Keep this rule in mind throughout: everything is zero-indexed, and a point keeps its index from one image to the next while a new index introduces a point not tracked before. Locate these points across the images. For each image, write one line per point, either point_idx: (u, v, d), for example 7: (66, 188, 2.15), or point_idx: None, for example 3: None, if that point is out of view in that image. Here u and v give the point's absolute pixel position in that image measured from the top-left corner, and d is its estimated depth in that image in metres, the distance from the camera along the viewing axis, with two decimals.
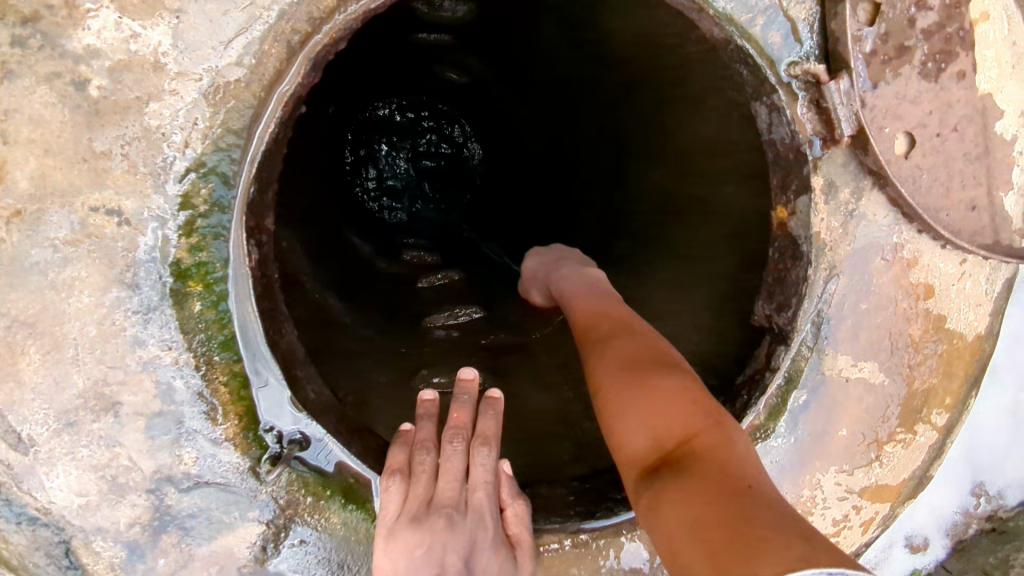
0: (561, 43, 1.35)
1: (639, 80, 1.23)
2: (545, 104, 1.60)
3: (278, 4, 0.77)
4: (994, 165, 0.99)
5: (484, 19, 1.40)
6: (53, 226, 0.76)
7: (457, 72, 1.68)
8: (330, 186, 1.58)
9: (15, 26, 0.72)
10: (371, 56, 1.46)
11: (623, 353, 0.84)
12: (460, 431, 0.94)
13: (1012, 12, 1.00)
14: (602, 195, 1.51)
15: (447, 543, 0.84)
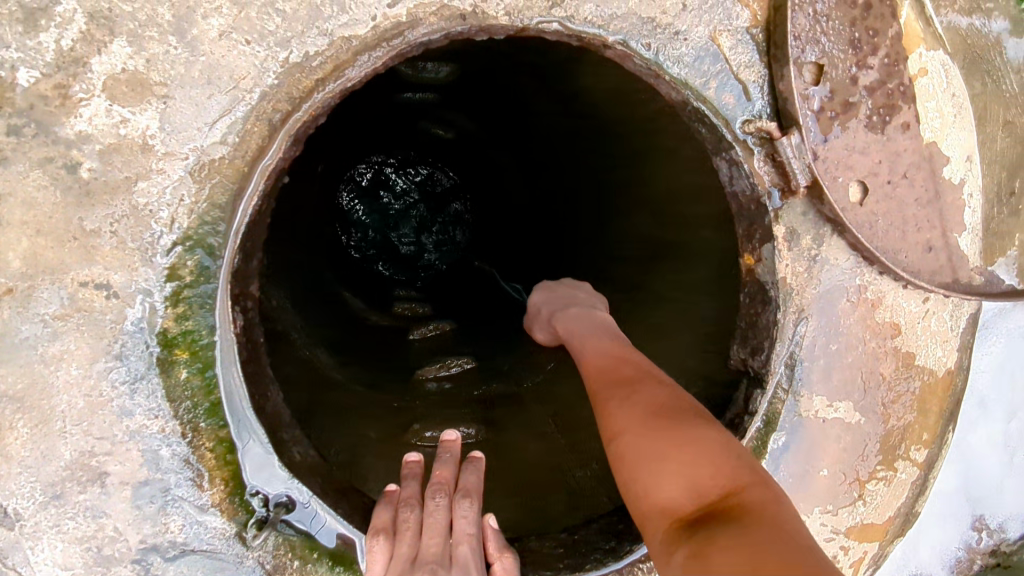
0: (542, 99, 1.43)
1: (615, 132, 1.28)
2: (529, 156, 1.67)
3: (259, 87, 0.82)
4: (946, 208, 1.05)
5: (469, 78, 1.46)
6: (43, 302, 0.79)
7: (443, 128, 1.75)
8: (321, 243, 1.61)
9: (11, 116, 0.76)
10: (360, 113, 1.51)
11: (647, 397, 0.81)
12: (444, 485, 0.97)
13: (948, 66, 1.07)
14: (586, 245, 1.54)
15: None
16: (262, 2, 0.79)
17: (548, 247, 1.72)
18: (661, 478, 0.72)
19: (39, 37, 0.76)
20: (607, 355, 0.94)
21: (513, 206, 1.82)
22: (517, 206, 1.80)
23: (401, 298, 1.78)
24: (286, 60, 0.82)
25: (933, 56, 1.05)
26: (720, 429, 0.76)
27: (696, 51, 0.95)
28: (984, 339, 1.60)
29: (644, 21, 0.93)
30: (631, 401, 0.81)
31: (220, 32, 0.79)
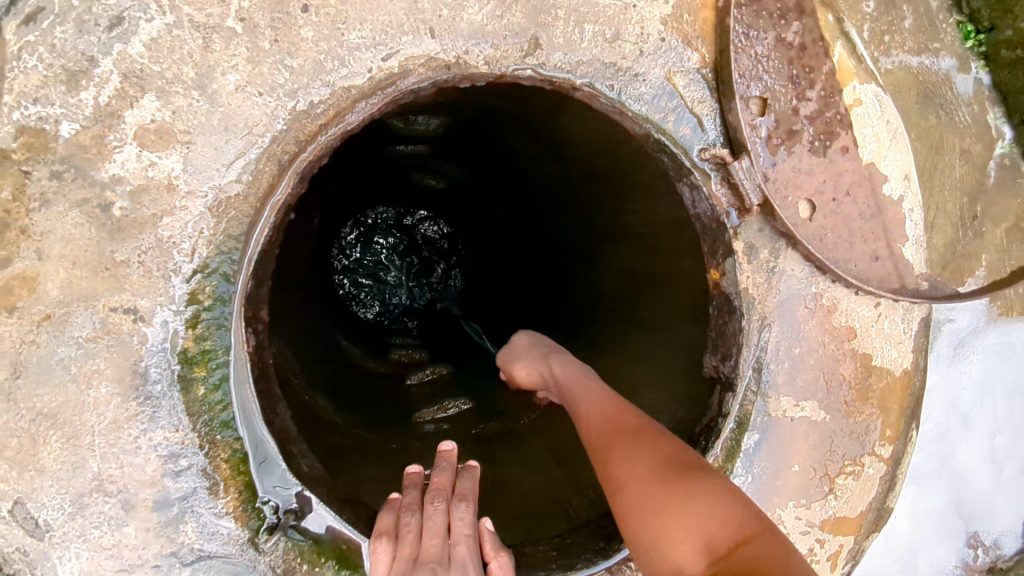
0: (527, 147, 1.54)
1: (593, 174, 1.35)
2: (520, 203, 1.79)
3: (270, 132, 0.93)
4: (888, 221, 1.16)
5: (457, 128, 1.55)
6: (78, 326, 0.88)
7: (434, 178, 1.85)
8: (320, 295, 1.69)
9: (53, 163, 0.87)
10: (352, 166, 1.61)
11: (650, 447, 0.86)
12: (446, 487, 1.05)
13: (881, 96, 1.19)
14: (577, 282, 1.61)
15: None
16: (273, 60, 0.92)
17: (540, 286, 1.81)
18: (673, 532, 0.76)
19: (81, 95, 0.87)
20: (605, 405, 0.99)
21: (506, 249, 1.93)
22: (508, 249, 1.92)
23: (398, 345, 1.86)
24: (295, 108, 0.93)
25: (866, 88, 1.17)
26: (727, 481, 0.82)
27: (654, 89, 1.07)
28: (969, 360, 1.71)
29: (607, 66, 1.05)
30: (638, 454, 0.85)
31: (236, 86, 0.91)
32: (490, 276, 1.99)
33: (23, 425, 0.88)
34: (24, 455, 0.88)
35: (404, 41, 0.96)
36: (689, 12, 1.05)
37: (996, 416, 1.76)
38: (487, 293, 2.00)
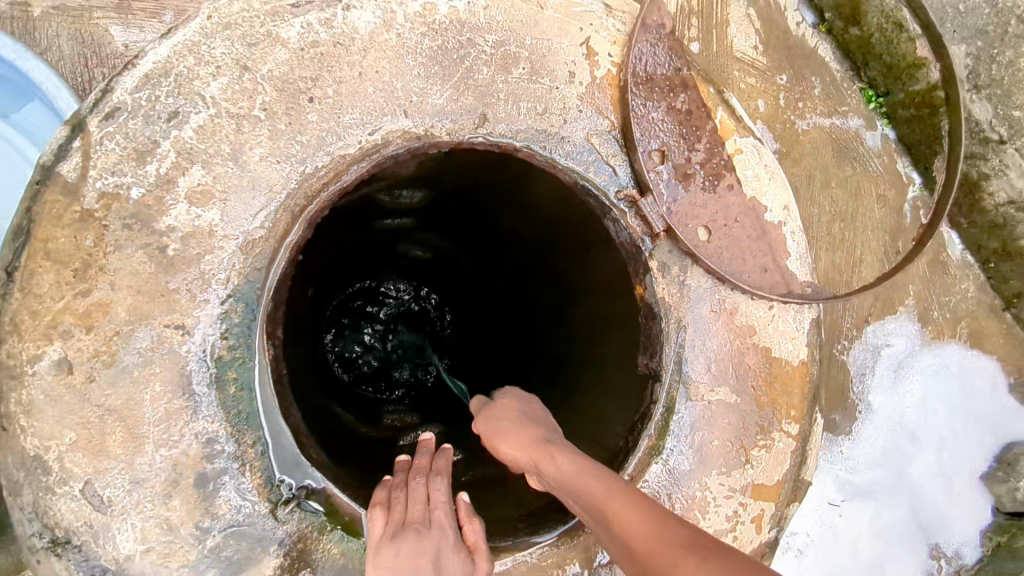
0: (508, 217, 1.67)
1: (558, 232, 1.56)
2: (503, 269, 1.90)
3: (286, 189, 1.24)
4: (773, 240, 1.47)
5: (438, 202, 1.70)
6: (140, 339, 1.16)
7: (421, 249, 2.01)
8: (314, 365, 1.80)
9: (125, 217, 1.17)
10: (345, 241, 1.74)
11: (734, 561, 0.86)
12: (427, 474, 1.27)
13: (760, 146, 1.52)
14: (551, 336, 1.77)
15: (420, 539, 1.03)
16: (288, 136, 1.24)
17: (520, 344, 1.96)
18: None
19: (146, 168, 1.18)
20: (636, 507, 0.97)
21: (492, 313, 2.06)
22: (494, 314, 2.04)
23: (389, 411, 1.99)
24: (304, 171, 1.25)
25: (746, 141, 1.50)
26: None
27: (577, 148, 1.39)
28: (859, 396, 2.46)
29: (540, 132, 1.36)
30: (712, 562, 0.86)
31: (260, 157, 1.22)
32: (474, 337, 2.15)
33: (96, 419, 1.15)
34: (96, 442, 1.15)
35: (385, 119, 1.28)
36: (599, 89, 1.38)
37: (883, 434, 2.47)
38: (473, 354, 2.14)
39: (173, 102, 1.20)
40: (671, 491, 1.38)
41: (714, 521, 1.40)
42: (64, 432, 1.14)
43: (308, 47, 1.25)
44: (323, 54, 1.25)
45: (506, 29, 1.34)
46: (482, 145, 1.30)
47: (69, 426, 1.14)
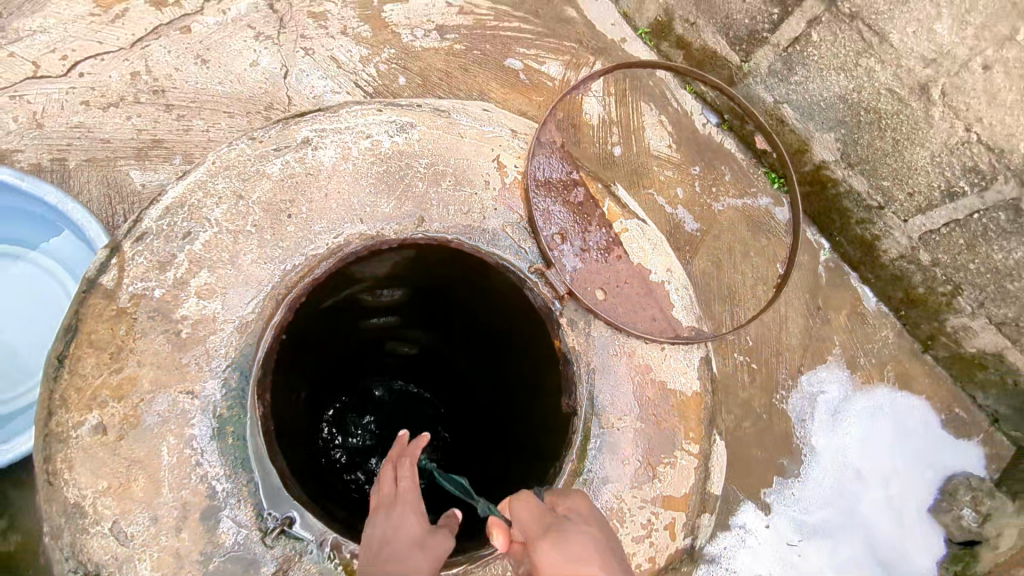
0: (478, 308, 2.03)
1: (511, 317, 1.93)
2: (475, 354, 2.22)
3: (271, 282, 1.63)
4: (658, 296, 1.87)
5: (415, 297, 2.12)
6: (159, 403, 1.51)
7: (408, 344, 2.41)
8: (305, 445, 2.05)
9: (149, 311, 1.55)
10: (339, 334, 2.15)
11: None
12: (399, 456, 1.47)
13: (645, 224, 1.92)
14: (522, 411, 2.01)
15: (386, 521, 1.23)
16: (272, 243, 1.65)
17: (501, 426, 2.14)
18: None
19: (166, 274, 1.58)
20: None
21: (475, 401, 2.32)
22: (477, 399, 2.29)
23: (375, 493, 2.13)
24: (284, 269, 1.65)
25: (632, 221, 1.90)
26: None
27: (494, 236, 1.79)
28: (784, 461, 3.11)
29: (467, 227, 1.78)
30: None
31: (251, 259, 1.63)
32: (465, 430, 2.36)
33: (124, 468, 1.47)
34: (123, 488, 1.46)
35: (345, 226, 1.70)
36: (509, 190, 1.82)
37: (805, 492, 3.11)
38: (464, 447, 2.32)
39: (186, 225, 1.62)
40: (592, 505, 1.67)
41: (632, 528, 1.68)
42: (97, 482, 1.46)
43: (286, 178, 1.69)
44: (297, 182, 1.69)
45: (435, 154, 1.79)
46: (422, 240, 1.71)
47: (102, 477, 1.46)
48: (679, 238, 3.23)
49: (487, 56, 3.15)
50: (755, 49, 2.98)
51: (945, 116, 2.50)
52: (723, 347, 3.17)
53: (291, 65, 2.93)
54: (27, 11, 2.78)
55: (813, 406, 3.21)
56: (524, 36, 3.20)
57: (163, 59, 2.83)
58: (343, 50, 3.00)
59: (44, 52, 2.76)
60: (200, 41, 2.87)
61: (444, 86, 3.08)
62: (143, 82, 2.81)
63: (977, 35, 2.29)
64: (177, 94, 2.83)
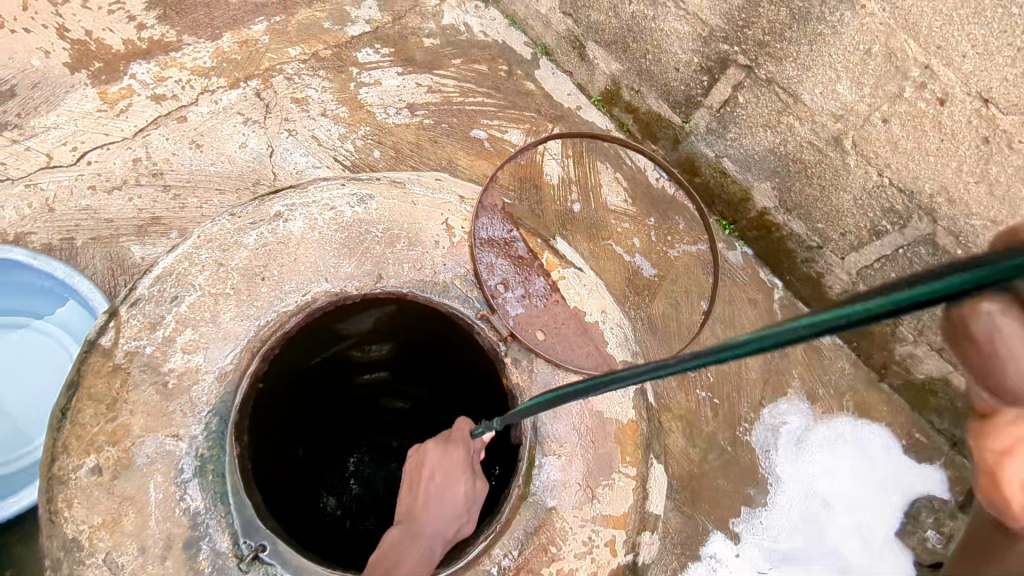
0: (457, 360, 2.22)
1: (480, 363, 2.11)
2: (450, 425, 2.40)
3: (247, 336, 1.87)
4: (594, 335, 2.10)
5: (400, 353, 2.34)
6: (148, 446, 1.73)
7: (403, 402, 2.59)
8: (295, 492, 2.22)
9: (142, 365, 1.79)
10: (333, 387, 2.37)
11: None
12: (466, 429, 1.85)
13: (581, 271, 2.20)
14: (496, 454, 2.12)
15: (441, 467, 1.75)
16: (248, 302, 1.90)
17: None
18: None
19: (156, 333, 1.83)
20: None
21: None
22: None
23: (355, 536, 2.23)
24: (258, 324, 1.89)
25: (569, 270, 2.19)
26: None
27: (444, 288, 2.04)
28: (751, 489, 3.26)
29: (421, 280, 2.03)
30: None
31: (230, 317, 1.88)
32: None
33: (117, 504, 1.68)
34: (115, 522, 1.67)
35: (313, 285, 1.96)
36: (457, 247, 2.08)
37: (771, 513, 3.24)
38: None
39: (174, 290, 1.87)
40: (538, 524, 1.86)
41: (574, 546, 1.86)
42: (93, 517, 1.66)
43: (261, 247, 1.96)
44: (270, 250, 1.96)
45: (391, 220, 2.07)
46: (382, 293, 1.96)
47: (97, 513, 1.67)
48: (638, 283, 3.48)
49: (454, 128, 3.49)
50: (692, 111, 3.30)
51: (859, 164, 2.78)
52: (686, 383, 3.36)
53: (276, 145, 3.27)
54: (43, 110, 3.15)
55: (776, 436, 3.36)
56: (487, 109, 3.55)
57: (162, 146, 3.17)
58: (323, 130, 3.34)
59: (57, 145, 3.11)
60: (195, 128, 3.22)
61: (415, 156, 3.39)
62: (143, 167, 3.14)
63: (873, 93, 2.53)
64: (174, 177, 3.15)
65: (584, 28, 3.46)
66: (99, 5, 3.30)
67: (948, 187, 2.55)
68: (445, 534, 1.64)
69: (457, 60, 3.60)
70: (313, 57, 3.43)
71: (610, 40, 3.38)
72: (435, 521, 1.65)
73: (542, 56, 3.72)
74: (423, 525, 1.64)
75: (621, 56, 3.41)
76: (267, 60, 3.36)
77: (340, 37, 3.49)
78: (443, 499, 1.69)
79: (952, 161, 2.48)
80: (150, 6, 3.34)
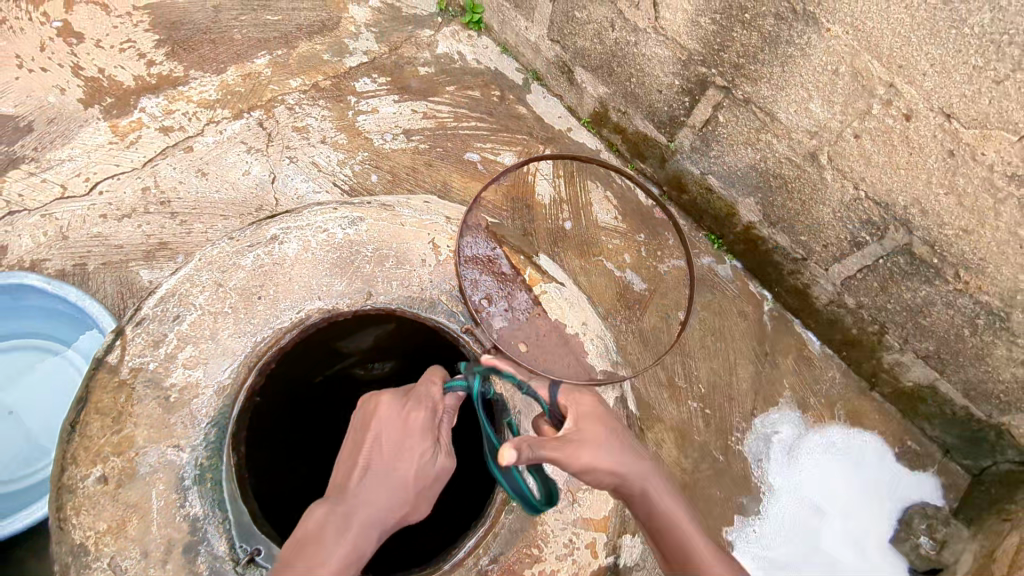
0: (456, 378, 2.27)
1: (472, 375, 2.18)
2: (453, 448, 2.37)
3: (244, 352, 1.99)
4: (574, 347, 2.21)
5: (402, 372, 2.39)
6: (150, 456, 1.84)
7: None
8: None
9: (146, 380, 1.92)
10: None
11: None
12: (428, 401, 1.87)
13: (562, 287, 2.32)
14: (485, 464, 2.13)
15: (388, 439, 1.78)
16: (246, 320, 2.02)
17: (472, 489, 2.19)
18: None
19: (159, 350, 1.95)
20: None
21: None
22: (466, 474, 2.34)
23: None
24: (255, 341, 2.01)
25: (550, 285, 2.31)
26: None
27: (430, 303, 2.15)
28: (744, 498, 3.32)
29: (409, 297, 2.15)
30: None
31: (228, 334, 2.00)
32: None
33: (121, 511, 1.79)
34: (119, 528, 1.77)
35: (306, 302, 2.08)
36: (443, 265, 2.20)
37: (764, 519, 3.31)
38: None
39: (176, 309, 2.00)
40: (520, 526, 1.95)
41: (555, 547, 1.95)
42: (99, 524, 1.77)
43: (257, 268, 2.08)
44: (266, 271, 2.08)
45: (380, 241, 2.19)
46: (371, 309, 2.09)
47: (102, 520, 1.77)
48: (629, 298, 3.57)
49: (448, 152, 3.63)
50: (677, 131, 3.42)
51: (836, 178, 2.87)
52: (678, 394, 3.42)
53: (278, 172, 3.43)
54: (58, 143, 3.33)
55: (769, 446, 3.42)
56: (480, 132, 3.69)
57: (170, 175, 3.34)
58: (323, 156, 3.49)
59: (71, 177, 3.28)
60: (201, 157, 3.38)
61: (411, 180, 3.53)
62: (152, 196, 3.30)
63: (844, 111, 2.63)
64: (181, 204, 3.31)
65: (571, 54, 3.59)
66: (111, 44, 3.50)
67: (920, 199, 2.64)
68: (379, 512, 1.64)
69: (451, 87, 3.75)
70: (313, 88, 3.60)
71: (596, 65, 3.52)
72: (375, 499, 1.65)
73: (533, 80, 3.87)
74: (358, 504, 1.63)
75: (608, 80, 3.54)
76: (269, 92, 3.53)
77: (339, 68, 3.66)
78: (387, 472, 1.71)
79: (922, 174, 2.57)
80: (159, 44, 3.54)
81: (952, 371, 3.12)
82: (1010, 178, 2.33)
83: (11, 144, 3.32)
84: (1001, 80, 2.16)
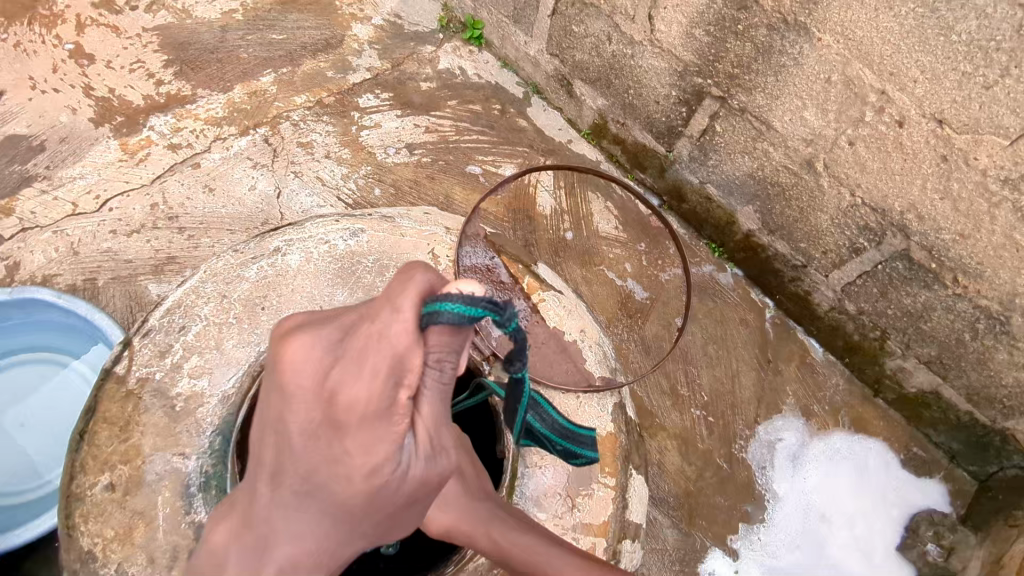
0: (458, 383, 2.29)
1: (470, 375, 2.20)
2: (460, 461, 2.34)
3: (248, 362, 2.03)
4: (573, 354, 2.24)
5: None
6: (157, 464, 1.88)
7: None
8: None
9: (152, 389, 1.96)
10: None
11: None
12: (383, 348, 1.17)
13: (562, 294, 2.34)
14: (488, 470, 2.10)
15: (316, 434, 1.18)
16: (250, 331, 2.07)
17: None
18: None
19: (165, 360, 2.00)
20: None
21: None
22: None
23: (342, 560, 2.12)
24: (259, 350, 2.05)
25: (549, 292, 2.33)
26: None
27: None
28: (749, 506, 3.31)
29: None
30: None
31: (233, 344, 2.05)
32: None
33: (129, 518, 1.82)
34: (126, 534, 1.81)
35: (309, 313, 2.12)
36: (443, 274, 2.24)
37: (768, 528, 3.28)
38: None
39: (182, 320, 2.05)
40: None
41: None
42: (106, 531, 1.81)
43: (261, 279, 2.13)
44: (270, 282, 2.13)
45: (381, 252, 2.24)
46: None
47: (109, 527, 1.81)
48: (631, 306, 3.59)
49: (450, 165, 3.68)
50: (674, 140, 3.46)
51: (832, 185, 2.90)
52: (680, 402, 3.43)
53: (284, 187, 3.49)
54: (69, 162, 3.41)
55: (772, 452, 3.42)
56: (481, 145, 3.75)
57: (178, 191, 3.41)
58: (327, 170, 3.56)
59: (82, 194, 3.36)
60: (208, 173, 3.46)
61: (413, 193, 3.59)
62: (161, 211, 3.37)
63: (837, 118, 2.67)
64: (188, 219, 3.38)
65: (570, 68, 3.66)
66: (122, 65, 3.60)
67: (916, 204, 2.66)
68: (315, 542, 1.20)
69: (453, 101, 3.82)
70: (317, 104, 3.67)
71: (595, 77, 3.58)
72: (301, 522, 1.20)
73: (533, 93, 3.93)
74: (276, 531, 1.20)
75: (606, 92, 3.59)
76: (275, 109, 3.62)
77: (343, 85, 3.74)
78: (319, 493, 1.19)
79: (917, 179, 2.59)
80: (168, 64, 3.63)
81: (954, 376, 3.12)
82: (1004, 182, 2.36)
83: (24, 163, 3.40)
84: (991, 85, 2.20)
